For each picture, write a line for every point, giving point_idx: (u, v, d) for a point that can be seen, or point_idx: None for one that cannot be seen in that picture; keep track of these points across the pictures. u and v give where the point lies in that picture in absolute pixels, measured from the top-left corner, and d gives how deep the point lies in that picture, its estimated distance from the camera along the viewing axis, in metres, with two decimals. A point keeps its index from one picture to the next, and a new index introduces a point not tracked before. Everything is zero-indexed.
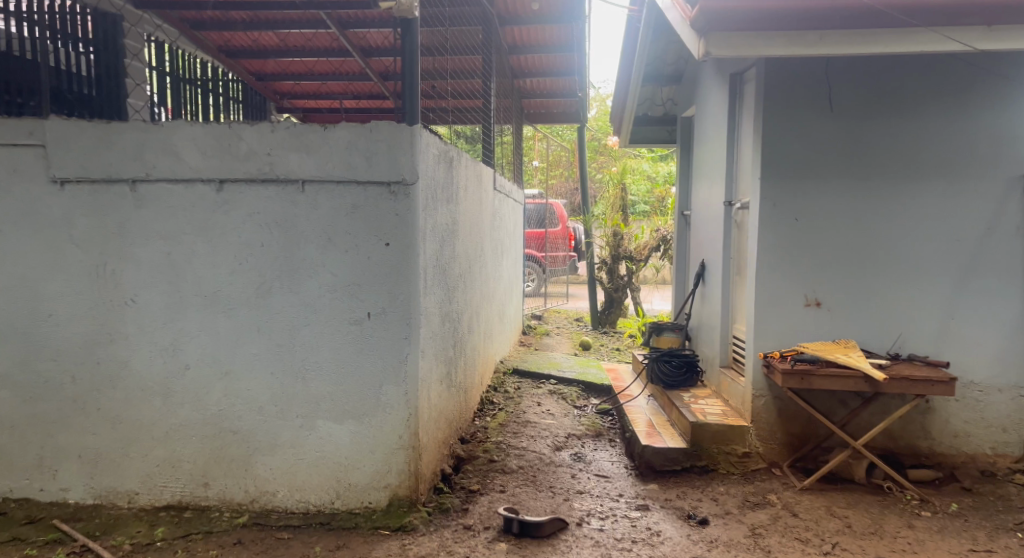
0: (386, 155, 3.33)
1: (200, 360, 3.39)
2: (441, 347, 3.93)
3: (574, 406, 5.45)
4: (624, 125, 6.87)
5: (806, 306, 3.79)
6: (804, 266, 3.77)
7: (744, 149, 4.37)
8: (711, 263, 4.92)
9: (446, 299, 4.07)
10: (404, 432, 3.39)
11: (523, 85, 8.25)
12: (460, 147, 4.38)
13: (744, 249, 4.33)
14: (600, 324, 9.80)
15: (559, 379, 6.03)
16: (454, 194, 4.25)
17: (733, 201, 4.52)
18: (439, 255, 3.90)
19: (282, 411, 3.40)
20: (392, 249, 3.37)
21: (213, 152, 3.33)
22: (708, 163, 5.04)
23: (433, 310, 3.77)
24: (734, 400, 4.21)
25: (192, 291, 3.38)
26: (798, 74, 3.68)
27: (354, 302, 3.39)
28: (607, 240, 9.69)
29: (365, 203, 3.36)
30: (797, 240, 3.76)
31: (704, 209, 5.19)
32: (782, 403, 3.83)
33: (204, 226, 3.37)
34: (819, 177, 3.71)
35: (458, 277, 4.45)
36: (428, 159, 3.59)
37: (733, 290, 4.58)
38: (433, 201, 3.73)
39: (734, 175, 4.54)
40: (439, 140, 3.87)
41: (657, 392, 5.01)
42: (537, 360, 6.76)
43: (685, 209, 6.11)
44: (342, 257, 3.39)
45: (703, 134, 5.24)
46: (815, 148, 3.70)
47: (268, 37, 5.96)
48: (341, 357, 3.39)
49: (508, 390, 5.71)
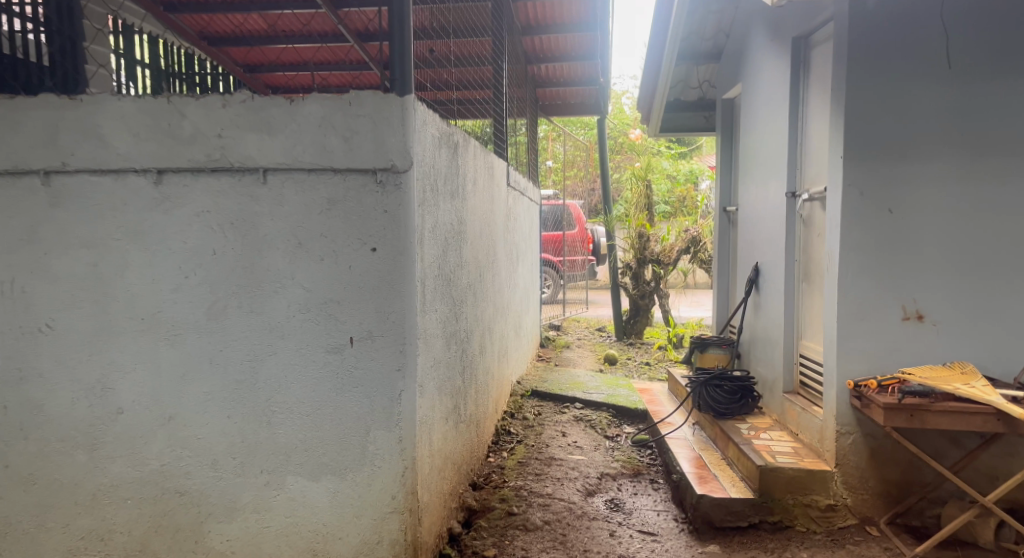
0: (371, 135, 2.62)
1: (135, 402, 2.67)
2: (445, 376, 3.17)
3: (605, 436, 4.68)
4: (653, 112, 6.13)
5: (903, 319, 3.01)
6: (899, 269, 3.00)
7: (813, 127, 3.60)
8: (768, 267, 4.14)
9: (450, 315, 3.31)
10: (398, 492, 2.65)
11: (537, 72, 7.51)
12: (466, 131, 3.63)
13: (816, 249, 3.55)
14: (625, 334, 9.02)
15: (585, 403, 5.24)
16: (459, 188, 3.50)
17: (799, 192, 3.74)
18: (442, 263, 3.15)
19: (240, 467, 2.66)
20: (380, 256, 2.65)
21: (150, 135, 2.61)
22: (762, 149, 4.27)
23: (435, 332, 3.01)
24: (808, 435, 3.41)
25: (124, 314, 2.66)
26: (888, 29, 2.95)
27: (332, 324, 2.66)
28: (631, 243, 8.92)
29: (344, 198, 2.64)
30: (890, 236, 3.00)
31: (755, 203, 4.42)
32: (876, 442, 3.03)
33: (138, 230, 2.65)
34: (915, 157, 2.97)
35: (466, 288, 3.70)
36: (425, 142, 2.85)
37: (798, 298, 3.80)
38: (433, 195, 2.99)
39: (800, 160, 3.76)
40: (440, 119, 3.13)
41: (705, 422, 4.23)
42: (559, 378, 6.00)
43: (728, 204, 5.34)
44: (317, 268, 2.66)
45: (753, 115, 4.48)
46: (910, 121, 2.97)
47: (252, 19, 5.26)
48: (318, 395, 2.66)
49: (527, 417, 4.96)
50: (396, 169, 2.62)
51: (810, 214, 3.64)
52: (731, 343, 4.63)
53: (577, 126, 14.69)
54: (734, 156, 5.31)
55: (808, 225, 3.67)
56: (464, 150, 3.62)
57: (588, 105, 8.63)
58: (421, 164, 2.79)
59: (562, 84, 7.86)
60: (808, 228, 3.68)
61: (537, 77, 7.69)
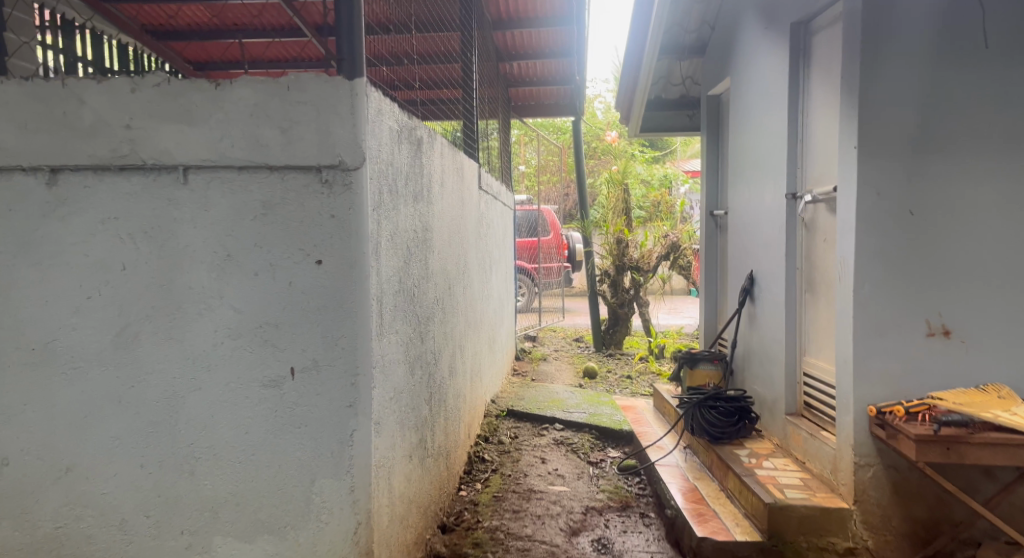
0: (315, 125, 2.19)
1: (27, 450, 2.22)
2: (408, 407, 2.74)
3: (588, 462, 4.28)
4: (633, 111, 5.79)
5: (928, 335, 2.69)
6: (920, 279, 2.68)
7: (817, 122, 3.28)
8: (765, 277, 3.80)
9: (414, 335, 2.88)
10: (350, 553, 2.21)
11: (510, 70, 7.11)
12: (431, 126, 3.20)
13: (822, 256, 3.21)
14: (603, 344, 8.71)
15: (566, 424, 4.84)
16: (424, 189, 3.08)
17: (800, 193, 3.41)
18: (403, 274, 2.72)
19: (157, 527, 2.21)
20: (326, 271, 2.23)
21: (45, 127, 2.17)
22: (755, 148, 3.94)
23: (396, 357, 2.59)
24: (818, 464, 3.05)
25: (11, 343, 2.21)
26: (906, 9, 2.63)
27: (269, 353, 2.22)
28: (609, 249, 8.57)
29: (282, 201, 2.21)
30: (909, 242, 2.68)
31: (748, 207, 4.08)
32: (898, 475, 2.69)
33: (29, 241, 2.20)
34: (937, 153, 2.65)
35: (433, 303, 3.27)
36: (381, 134, 2.43)
37: (802, 310, 3.45)
38: (393, 197, 2.57)
39: (802, 158, 3.42)
40: (400, 109, 2.71)
41: (699, 446, 3.86)
42: (536, 395, 5.59)
43: (715, 208, 5.01)
44: (249, 285, 2.22)
45: (744, 112, 4.15)
46: (930, 112, 2.66)
47: (197, 10, 4.72)
48: (252, 439, 2.21)
49: (503, 441, 4.55)
50: (345, 167, 2.20)
51: (815, 218, 3.30)
52: (723, 358, 4.27)
53: (550, 130, 14.34)
54: (722, 156, 4.98)
55: (812, 231, 3.34)
56: (429, 146, 3.19)
57: (563, 105, 8.28)
58: (376, 161, 2.37)
59: (535, 83, 7.49)
60: (812, 233, 3.34)
61: (509, 75, 7.29)
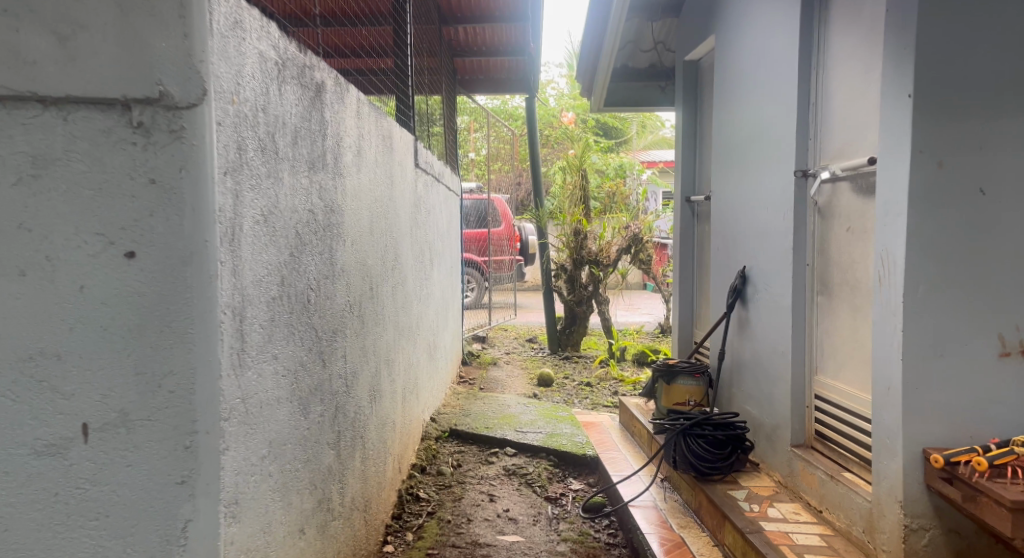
0: (119, 30, 1.36)
1: None
2: (298, 462, 1.93)
3: (547, 499, 3.53)
4: (596, 82, 5.07)
5: (1000, 356, 2.03)
6: (989, 281, 2.02)
7: (840, 79, 2.59)
8: (763, 274, 3.12)
9: (310, 358, 2.06)
10: None
11: (455, 36, 6.28)
12: (338, 72, 2.38)
13: (847, 249, 2.52)
14: (558, 345, 8.01)
15: (518, 448, 4.09)
16: (325, 157, 2.25)
17: (814, 171, 2.72)
18: (287, 273, 1.89)
19: None
20: (143, 271, 1.39)
21: None
22: (750, 118, 3.25)
23: (274, 396, 1.77)
24: (843, 518, 2.38)
25: None
26: None
27: (45, 401, 1.37)
28: (565, 241, 7.83)
29: (66, 157, 1.36)
30: (977, 233, 2.01)
31: (739, 190, 3.39)
32: (960, 541, 2.03)
33: None
34: (1011, 113, 2.00)
35: (343, 310, 2.45)
36: (242, 60, 1.59)
37: (813, 318, 2.77)
38: (268, 161, 1.75)
39: (816, 126, 2.74)
40: (283, 34, 1.88)
41: (683, 483, 3.16)
42: (484, 410, 4.82)
43: (691, 194, 4.33)
44: (9, 292, 1.36)
45: (734, 76, 3.46)
46: (1004, 57, 1.99)
47: None
48: (14, 542, 1.36)
49: (443, 472, 3.77)
50: (173, 103, 1.38)
51: (833, 202, 2.63)
52: (705, 371, 3.59)
53: (503, 117, 13.55)
54: (700, 132, 4.30)
55: (829, 218, 2.67)
56: (334, 98, 2.35)
57: (515, 80, 7.53)
58: (232, 100, 1.53)
59: (484, 53, 6.69)
60: (827, 221, 2.67)
61: (454, 43, 6.48)
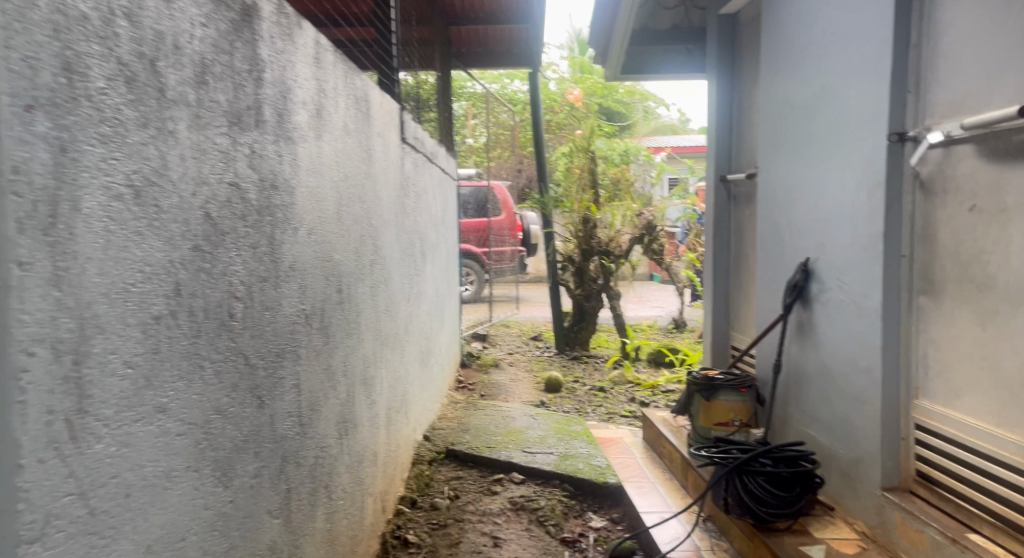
0: None
1: None
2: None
3: (564, 543, 2.91)
4: (613, 46, 4.45)
5: None
6: None
7: (957, 7, 1.94)
8: (834, 268, 2.48)
9: (233, 399, 1.43)
10: None
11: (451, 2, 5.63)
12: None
13: (971, 236, 1.89)
14: (566, 345, 7.40)
15: (526, 474, 3.46)
16: (261, 111, 1.61)
17: (915, 133, 2.08)
18: (187, 277, 1.25)
19: None
20: None
21: None
22: (815, 72, 2.60)
23: (160, 470, 1.14)
24: None
25: None
26: None
27: None
28: (572, 229, 7.18)
29: None
30: None
31: (798, 163, 2.75)
32: None
33: None
34: None
35: (294, 323, 1.81)
36: None
37: (911, 325, 2.14)
38: (142, 100, 1.10)
39: (917, 74, 2.09)
40: None
41: (737, 530, 2.53)
42: (485, 423, 4.19)
43: (727, 172, 3.68)
44: None
45: (791, 22, 2.80)
46: None
47: None
48: None
49: (438, 505, 3.12)
50: None
51: (944, 173, 1.99)
52: (751, 385, 2.98)
53: (503, 101, 12.85)
54: (737, 99, 3.65)
55: (937, 195, 2.02)
56: (276, 30, 1.70)
57: (515, 52, 6.86)
58: None
59: (482, 21, 6.01)
60: (935, 198, 2.03)
61: (449, 11, 5.81)
